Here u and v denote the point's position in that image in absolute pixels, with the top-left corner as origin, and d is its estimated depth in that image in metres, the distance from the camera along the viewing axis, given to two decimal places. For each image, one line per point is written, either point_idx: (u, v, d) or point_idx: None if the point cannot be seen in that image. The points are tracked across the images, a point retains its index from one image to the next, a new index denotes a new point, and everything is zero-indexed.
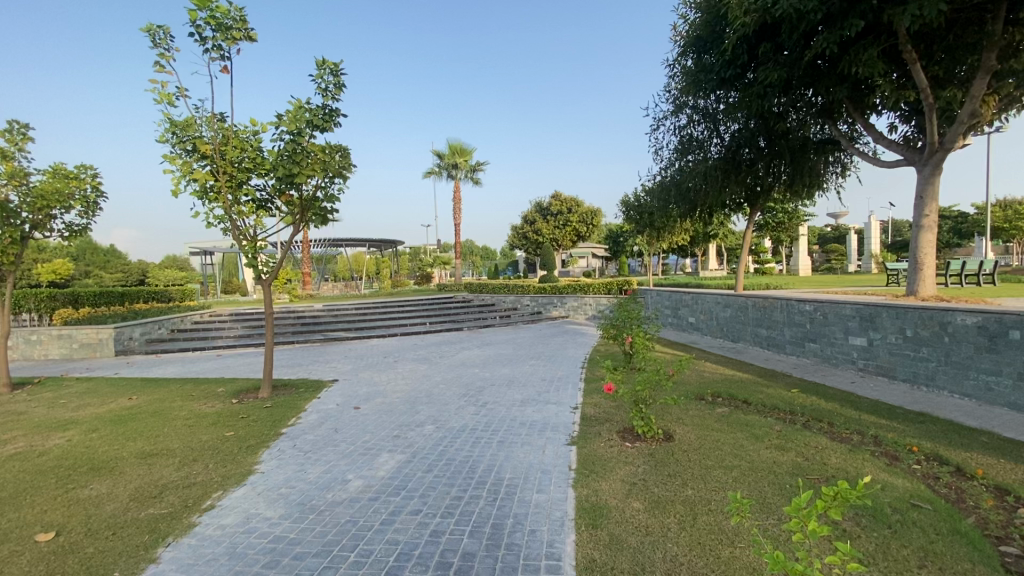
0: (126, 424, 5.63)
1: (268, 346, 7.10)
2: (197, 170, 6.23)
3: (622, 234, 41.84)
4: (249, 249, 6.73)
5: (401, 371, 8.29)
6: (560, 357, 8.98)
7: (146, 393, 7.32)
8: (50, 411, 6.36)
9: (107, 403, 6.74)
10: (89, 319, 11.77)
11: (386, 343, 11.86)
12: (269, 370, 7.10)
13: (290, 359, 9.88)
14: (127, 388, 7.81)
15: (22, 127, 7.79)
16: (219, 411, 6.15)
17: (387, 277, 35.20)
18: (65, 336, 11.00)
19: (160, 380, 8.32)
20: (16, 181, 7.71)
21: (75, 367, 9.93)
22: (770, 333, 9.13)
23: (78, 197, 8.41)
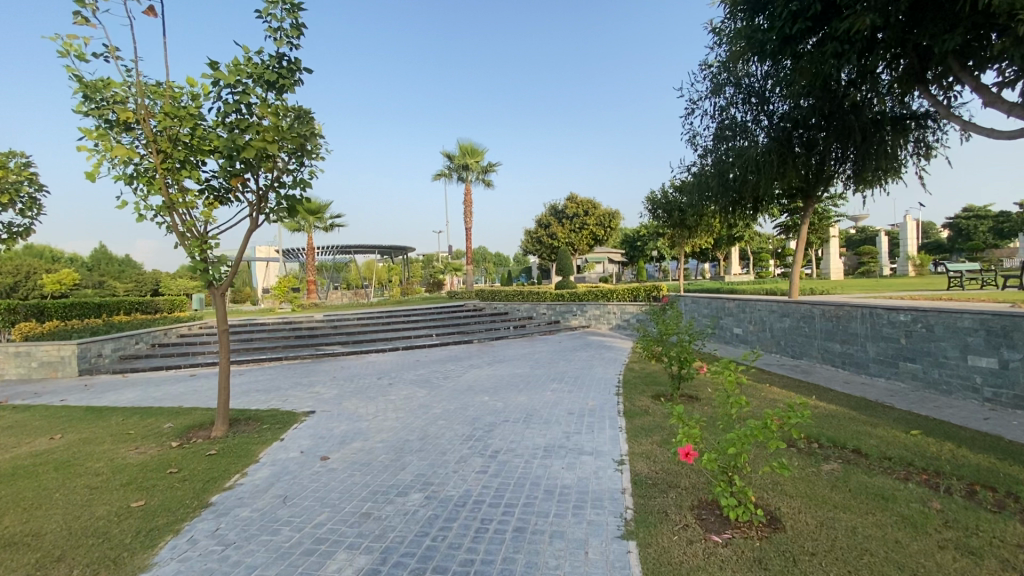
0: (15, 483, 4.20)
1: (224, 372, 5.62)
2: (119, 147, 4.74)
3: (642, 238, 40.11)
4: (197, 249, 5.25)
5: (394, 399, 6.75)
6: (587, 379, 7.36)
7: (77, 430, 5.91)
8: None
9: (18, 447, 5.33)
10: (54, 333, 10.50)
11: (385, 359, 10.38)
12: (225, 401, 5.63)
13: (270, 381, 8.44)
14: (61, 421, 6.42)
15: None
16: (147, 461, 4.70)
17: (397, 285, 33.85)
18: (23, 353, 9.74)
19: (106, 409, 6.91)
20: None
21: (25, 391, 8.62)
22: (848, 348, 7.40)
23: (10, 190, 7.04)
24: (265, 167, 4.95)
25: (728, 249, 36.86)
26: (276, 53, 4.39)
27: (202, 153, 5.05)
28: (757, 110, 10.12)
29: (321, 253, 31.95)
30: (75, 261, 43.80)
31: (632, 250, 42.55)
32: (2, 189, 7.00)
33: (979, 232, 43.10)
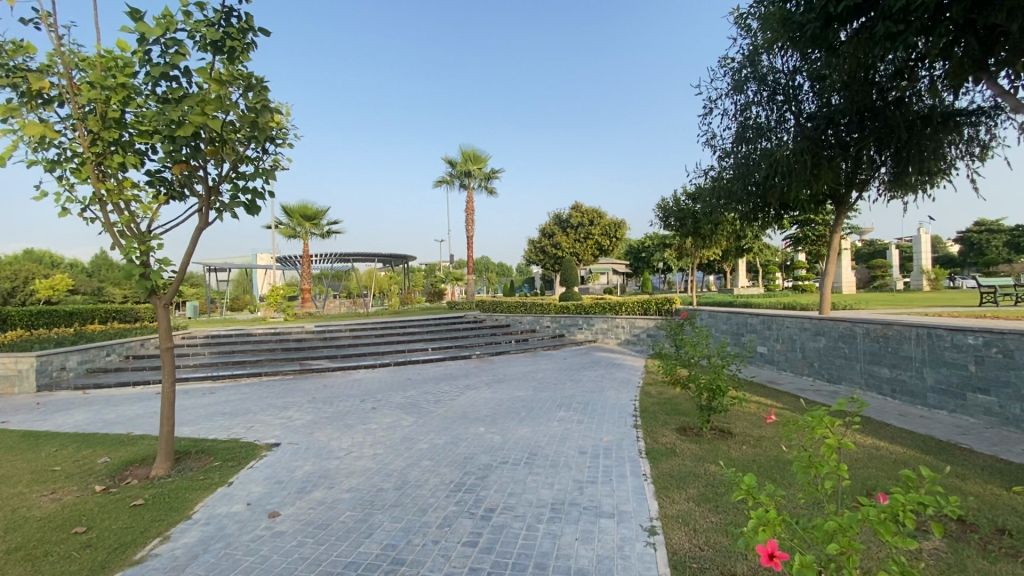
0: None
1: (167, 398, 4.67)
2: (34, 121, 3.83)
3: (648, 249, 39.17)
4: (135, 250, 4.32)
5: (374, 428, 5.79)
6: (599, 406, 6.39)
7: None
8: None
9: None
10: (13, 344, 9.60)
11: (373, 377, 9.44)
12: (168, 433, 4.68)
13: (240, 402, 7.49)
14: None
15: None
16: (55, 515, 3.74)
17: (396, 295, 32.96)
18: None
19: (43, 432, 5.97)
20: None
21: None
22: (900, 373, 6.42)
23: None
24: (214, 152, 4.08)
25: (737, 261, 35.87)
26: (222, 8, 3.56)
27: (139, 134, 4.16)
28: (783, 109, 9.26)
29: (318, 261, 31.13)
30: (74, 266, 43.09)
31: (637, 261, 41.60)
32: None
33: (992, 247, 41.99)
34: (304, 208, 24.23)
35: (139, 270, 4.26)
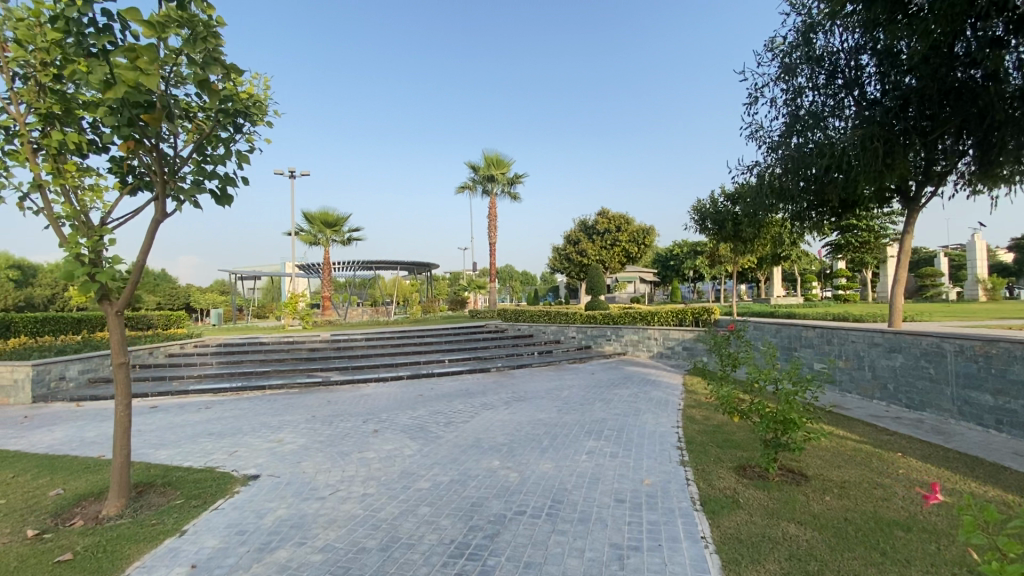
0: None
1: (122, 416, 3.83)
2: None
3: (677, 256, 37.71)
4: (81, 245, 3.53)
5: (371, 458, 4.92)
6: (635, 435, 5.40)
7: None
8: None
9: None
10: (12, 353, 9.14)
11: (383, 392, 8.65)
12: (123, 460, 3.85)
13: (233, 420, 6.77)
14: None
15: None
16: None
17: (418, 303, 32.43)
18: None
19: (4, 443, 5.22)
20: None
21: None
22: (1007, 402, 5.25)
23: None
24: (170, 126, 3.30)
25: (772, 269, 34.14)
26: None
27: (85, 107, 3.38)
28: (843, 94, 8.16)
29: (341, 269, 30.88)
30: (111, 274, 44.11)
31: (665, 269, 40.17)
32: None
33: None
34: (326, 215, 23.99)
35: (83, 269, 3.48)
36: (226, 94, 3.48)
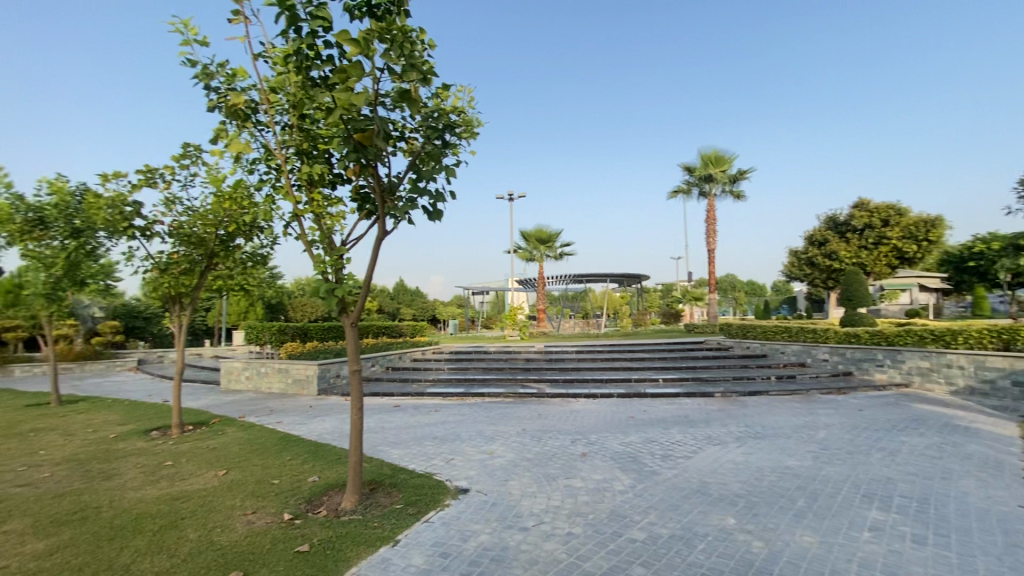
0: (94, 528, 3.16)
1: (357, 423, 3.88)
2: (234, 135, 3.48)
3: (979, 255, 28.15)
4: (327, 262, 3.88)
5: (578, 489, 4.42)
6: (952, 512, 3.68)
7: (234, 458, 4.84)
8: (111, 466, 4.62)
9: (186, 479, 4.19)
10: (309, 352, 10.37)
11: (593, 410, 8.18)
12: (356, 459, 3.80)
13: (454, 426, 7.15)
14: (249, 454, 5.02)
15: (195, 150, 6.00)
16: (229, 547, 2.95)
17: (629, 316, 31.50)
18: (284, 369, 9.52)
19: (290, 427, 6.36)
20: (171, 204, 5.84)
21: (261, 409, 7.53)
22: None
23: (250, 257, 6.83)
24: (387, 144, 3.31)
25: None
26: None
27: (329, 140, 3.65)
28: None
29: (554, 282, 32.00)
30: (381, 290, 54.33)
31: (960, 275, 30.31)
32: (244, 259, 6.84)
33: None
34: (540, 231, 25.17)
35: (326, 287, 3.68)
36: (431, 108, 3.40)
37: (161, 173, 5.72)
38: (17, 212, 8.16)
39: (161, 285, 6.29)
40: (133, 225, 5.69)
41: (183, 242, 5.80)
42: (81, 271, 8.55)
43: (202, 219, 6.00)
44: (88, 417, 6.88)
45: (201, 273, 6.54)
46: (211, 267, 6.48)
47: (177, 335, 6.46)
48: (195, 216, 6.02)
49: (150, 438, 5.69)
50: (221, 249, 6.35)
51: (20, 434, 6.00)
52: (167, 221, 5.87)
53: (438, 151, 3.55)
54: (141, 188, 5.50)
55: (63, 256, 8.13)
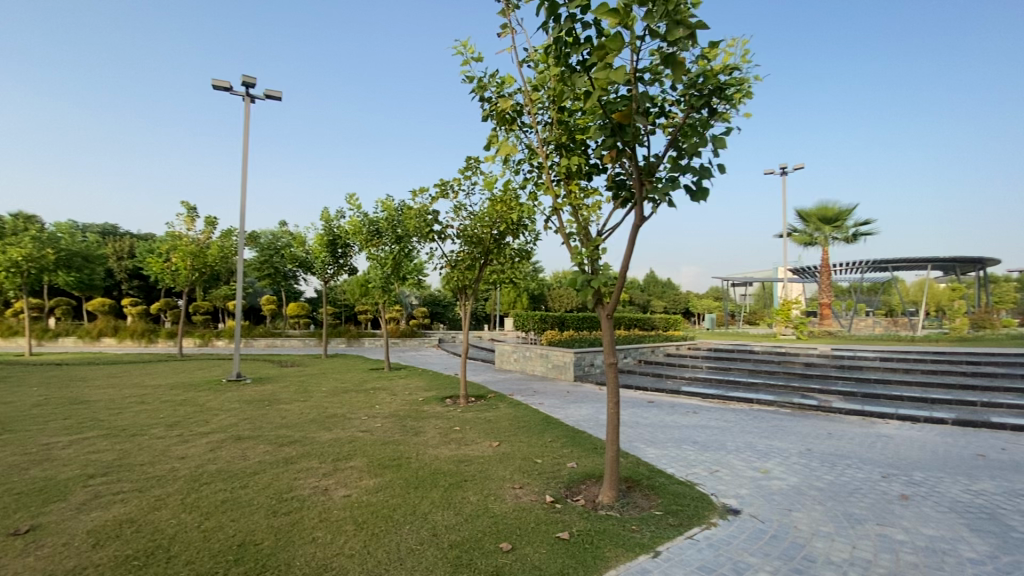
0: (404, 477, 3.88)
1: (614, 426, 3.63)
2: (502, 139, 3.70)
3: None
4: (584, 254, 3.52)
5: (902, 545, 3.30)
6: None
7: (504, 432, 5.42)
8: (419, 424, 5.74)
9: (469, 445, 4.86)
10: (567, 340, 10.61)
11: (914, 438, 6.20)
12: (613, 455, 3.63)
13: (717, 431, 6.42)
14: (518, 431, 5.50)
15: (475, 163, 6.93)
16: (500, 516, 3.22)
17: (967, 314, 23.31)
18: (544, 354, 10.01)
19: (551, 409, 6.74)
20: (459, 211, 6.90)
21: (526, 390, 8.19)
22: None
23: (518, 253, 7.60)
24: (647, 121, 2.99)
25: None
26: None
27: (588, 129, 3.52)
28: None
29: (842, 271, 26.24)
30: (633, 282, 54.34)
31: None
32: (514, 256, 7.65)
33: None
34: (822, 210, 21.01)
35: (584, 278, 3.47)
36: (695, 73, 2.95)
37: (452, 185, 6.81)
38: (367, 226, 11.07)
39: (453, 279, 7.49)
40: (433, 230, 6.93)
41: (467, 242, 6.80)
42: (403, 268, 11.03)
43: (480, 221, 6.92)
44: (407, 382, 8.79)
45: (480, 268, 7.52)
46: (488, 263, 7.39)
47: (463, 321, 7.59)
48: (476, 219, 6.98)
49: (445, 404, 6.87)
50: (496, 246, 7.19)
51: (368, 390, 8.08)
52: (456, 225, 6.96)
53: (705, 121, 3.04)
54: (438, 199, 6.64)
55: (392, 258, 10.63)
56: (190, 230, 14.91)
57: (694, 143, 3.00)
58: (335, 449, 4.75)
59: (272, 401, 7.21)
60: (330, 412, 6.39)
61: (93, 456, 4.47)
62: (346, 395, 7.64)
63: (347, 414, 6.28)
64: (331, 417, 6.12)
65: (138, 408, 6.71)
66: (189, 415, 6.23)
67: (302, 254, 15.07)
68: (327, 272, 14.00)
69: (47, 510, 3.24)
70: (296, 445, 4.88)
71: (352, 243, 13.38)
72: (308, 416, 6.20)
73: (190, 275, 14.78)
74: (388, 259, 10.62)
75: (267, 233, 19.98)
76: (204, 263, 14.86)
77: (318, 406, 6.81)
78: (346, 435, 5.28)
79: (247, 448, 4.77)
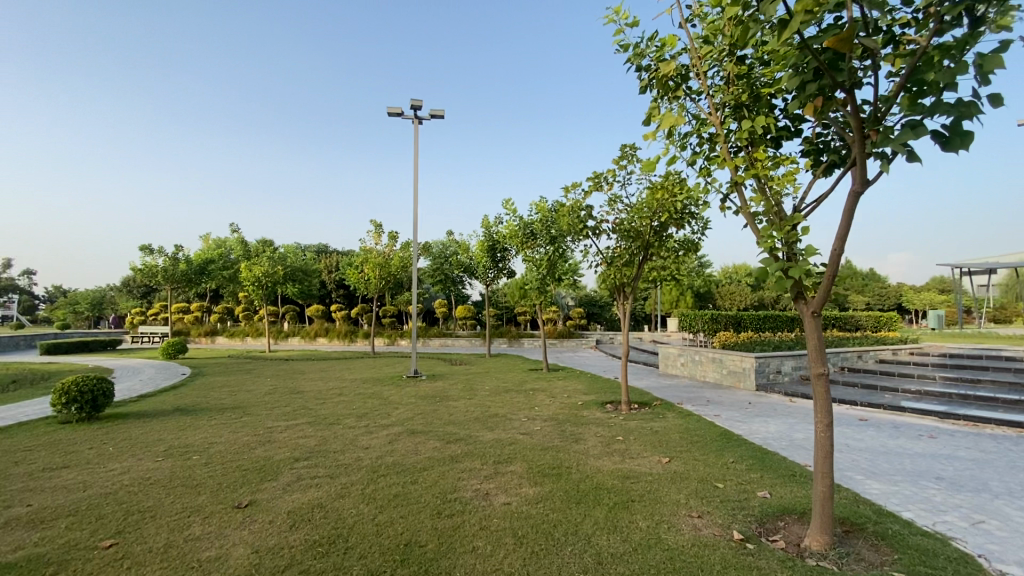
0: (564, 490, 3.61)
1: (822, 454, 2.83)
2: (664, 111, 3.20)
3: None
4: (775, 237, 2.83)
5: None
6: None
7: (674, 447, 4.83)
8: (578, 430, 5.46)
9: (634, 459, 4.41)
10: (745, 343, 9.29)
11: None
12: (825, 490, 2.80)
13: (971, 458, 4.79)
14: (689, 446, 4.84)
15: (631, 150, 6.42)
16: (676, 550, 2.74)
17: None
18: (717, 359, 8.92)
19: (729, 423, 5.82)
20: (615, 203, 6.46)
21: (697, 399, 7.34)
22: None
23: (681, 246, 6.86)
24: (869, 48, 2.21)
25: None
26: None
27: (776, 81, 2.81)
28: None
29: None
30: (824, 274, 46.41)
31: None
32: (677, 249, 6.93)
33: None
34: None
35: (777, 265, 2.73)
36: None
37: (606, 177, 6.41)
38: (523, 230, 11.27)
39: (610, 278, 7.03)
40: (587, 227, 6.62)
41: (623, 237, 6.35)
42: (559, 269, 10.94)
43: (638, 212, 6.39)
44: (565, 384, 8.61)
45: (639, 264, 6.94)
46: (648, 258, 6.79)
47: (622, 322, 7.07)
48: (633, 211, 6.47)
49: (606, 411, 6.46)
50: (657, 240, 6.59)
51: (527, 391, 8.11)
52: (611, 220, 6.54)
53: (967, 34, 2.18)
54: (592, 193, 6.31)
55: (548, 259, 10.60)
56: (377, 244, 17.08)
57: (948, 67, 2.15)
58: (496, 450, 4.73)
59: (442, 398, 7.68)
60: (492, 412, 6.51)
61: (302, 441, 5.18)
62: (507, 395, 7.76)
63: (507, 415, 6.31)
64: (493, 416, 6.21)
65: (336, 398, 7.74)
66: (373, 408, 6.94)
67: (466, 260, 16.11)
68: (489, 275, 14.69)
69: (262, 487, 3.76)
70: (461, 443, 5.00)
71: (509, 247, 13.83)
72: (472, 414, 6.40)
73: (377, 283, 16.95)
74: (543, 261, 10.63)
75: (438, 243, 21.97)
76: (388, 272, 16.89)
77: (481, 405, 7.01)
78: (507, 436, 5.26)
79: (418, 443, 5.04)
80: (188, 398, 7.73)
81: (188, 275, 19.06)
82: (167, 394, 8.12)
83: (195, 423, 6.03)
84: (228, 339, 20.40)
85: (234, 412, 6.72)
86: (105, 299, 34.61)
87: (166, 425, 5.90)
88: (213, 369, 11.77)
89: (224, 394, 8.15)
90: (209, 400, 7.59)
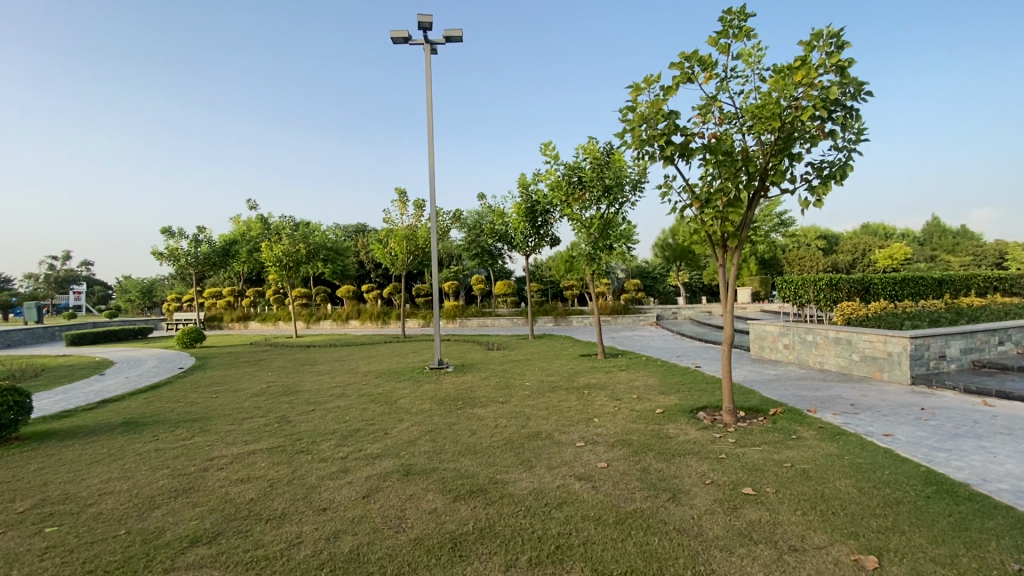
0: None
1: None
2: None
3: None
4: None
5: None
6: None
7: (865, 520, 2.59)
8: (672, 471, 3.34)
9: (803, 558, 2.26)
10: (884, 317, 6.68)
11: None
12: None
13: None
14: (889, 516, 2.63)
15: (742, 17, 4.09)
16: None
17: None
18: (844, 340, 6.45)
19: (925, 454, 3.52)
20: (713, 104, 4.14)
21: (835, 402, 4.98)
22: None
23: (815, 176, 4.45)
24: None
25: None
26: None
27: None
28: None
29: None
30: (909, 233, 40.96)
31: None
32: (808, 179, 4.51)
33: None
34: None
35: None
36: None
37: (700, 63, 4.11)
38: (568, 179, 8.66)
39: (702, 227, 4.61)
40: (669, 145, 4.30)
41: (718, 156, 4.15)
42: (613, 231, 8.93)
43: (754, 119, 4.04)
44: (631, 377, 6.44)
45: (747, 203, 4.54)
46: (762, 191, 4.42)
47: (722, 291, 4.67)
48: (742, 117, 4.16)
49: (705, 428, 4.28)
50: (779, 163, 4.23)
51: (581, 388, 6.04)
52: (707, 132, 4.22)
53: None
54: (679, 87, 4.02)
55: (601, 219, 8.61)
56: (402, 216, 15.25)
57: None
58: (534, 524, 2.66)
59: (466, 401, 5.72)
60: (533, 428, 4.47)
61: (234, 490, 3.34)
62: (554, 396, 5.70)
63: (555, 434, 4.25)
64: (534, 438, 4.18)
65: (332, 404, 5.96)
66: (371, 421, 5.06)
67: (502, 228, 14.00)
68: (529, 243, 12.58)
69: None
70: (478, 501, 2.99)
71: (552, 209, 11.55)
72: (503, 432, 4.39)
73: (405, 259, 15.23)
74: (595, 221, 8.57)
75: (472, 213, 19.96)
76: (416, 246, 15.11)
77: (518, 414, 4.98)
78: (554, 483, 3.20)
79: (409, 500, 3.06)
80: (152, 405, 6.16)
81: (211, 258, 18.02)
82: (134, 399, 6.61)
83: (122, 449, 4.36)
84: (259, 324, 19.49)
85: (190, 427, 5.05)
86: (155, 287, 35.13)
87: (81, 454, 4.25)
88: (218, 361, 10.40)
89: (201, 398, 6.56)
90: (175, 408, 5.99)
